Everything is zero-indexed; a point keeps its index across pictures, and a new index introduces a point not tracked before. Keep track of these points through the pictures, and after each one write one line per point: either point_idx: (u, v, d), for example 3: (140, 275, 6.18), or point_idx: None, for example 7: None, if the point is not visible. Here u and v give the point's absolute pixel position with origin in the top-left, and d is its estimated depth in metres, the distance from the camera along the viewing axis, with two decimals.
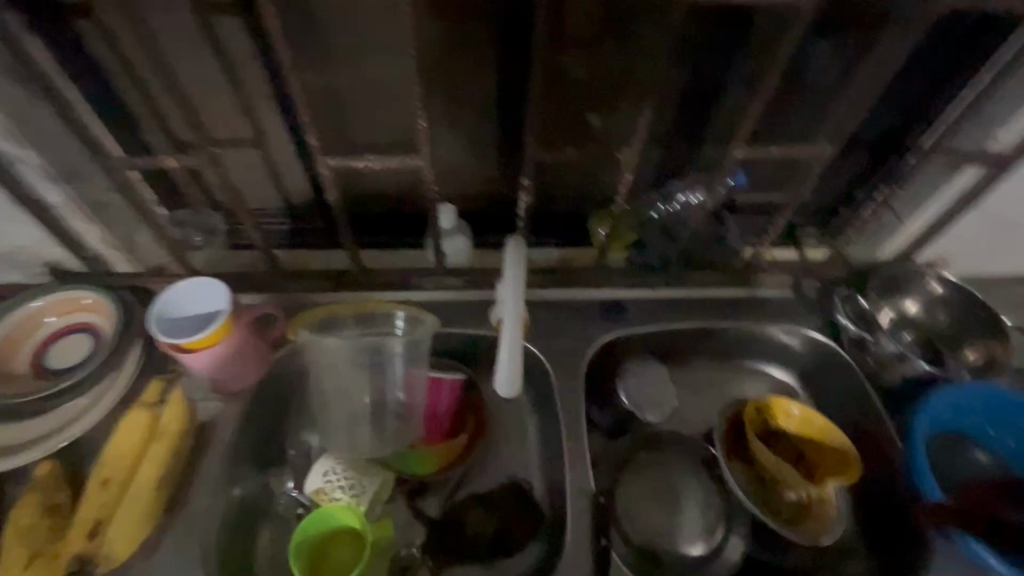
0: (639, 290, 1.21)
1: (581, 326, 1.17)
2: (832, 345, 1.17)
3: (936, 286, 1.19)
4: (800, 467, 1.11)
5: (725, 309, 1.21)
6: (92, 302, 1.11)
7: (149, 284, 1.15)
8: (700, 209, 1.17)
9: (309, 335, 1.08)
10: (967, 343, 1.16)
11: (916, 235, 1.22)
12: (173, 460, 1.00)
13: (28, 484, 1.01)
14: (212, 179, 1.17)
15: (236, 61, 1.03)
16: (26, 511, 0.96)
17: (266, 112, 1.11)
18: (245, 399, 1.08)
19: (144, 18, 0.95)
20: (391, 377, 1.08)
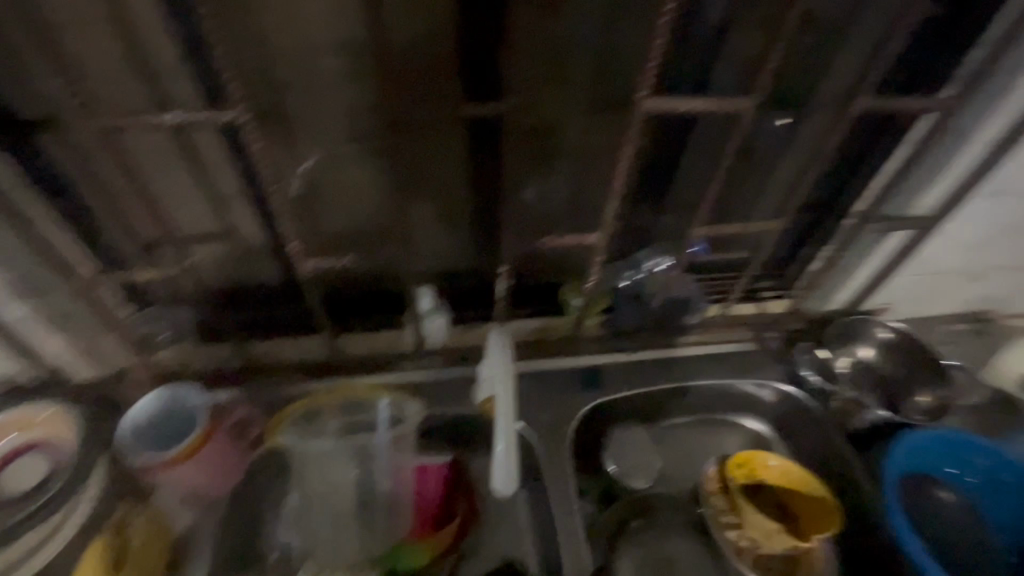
0: (615, 357, 1.12)
1: (563, 398, 1.07)
2: (800, 398, 1.08)
3: (882, 332, 1.10)
4: (786, 521, 0.98)
5: (696, 368, 1.12)
6: (48, 420, 0.93)
7: (122, 392, 1.03)
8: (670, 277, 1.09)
9: (293, 440, 0.99)
10: (917, 387, 1.07)
11: (863, 285, 1.14)
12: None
13: None
14: (183, 277, 1.03)
15: (207, 161, 0.90)
16: None
17: (236, 205, 0.96)
18: (224, 507, 0.98)
19: (97, 95, 0.82)
20: (379, 469, 1.00)
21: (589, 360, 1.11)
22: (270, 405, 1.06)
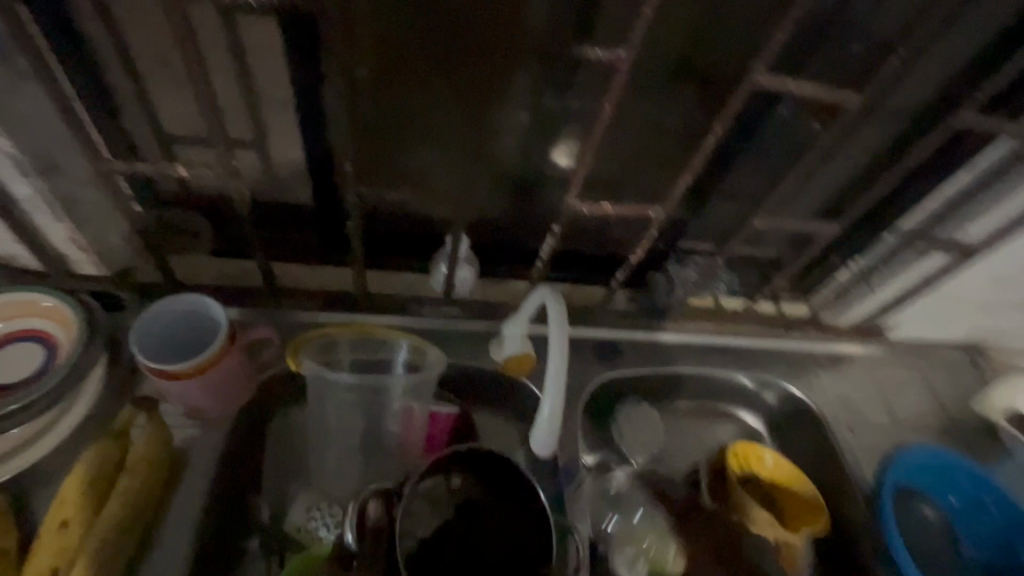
0: (825, 362, 1.01)
1: (786, 369, 0.99)
2: None
3: None
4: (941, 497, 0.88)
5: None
6: (47, 304, 0.70)
7: (235, 293, 0.80)
8: (924, 276, 0.89)
9: (493, 349, 0.82)
10: None
11: None
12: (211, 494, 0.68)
13: None
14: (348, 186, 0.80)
15: (397, 32, 0.66)
16: None
17: (425, 95, 0.72)
18: (345, 430, 0.76)
19: None
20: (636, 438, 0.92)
21: (799, 346, 1.00)
22: (432, 325, 0.85)
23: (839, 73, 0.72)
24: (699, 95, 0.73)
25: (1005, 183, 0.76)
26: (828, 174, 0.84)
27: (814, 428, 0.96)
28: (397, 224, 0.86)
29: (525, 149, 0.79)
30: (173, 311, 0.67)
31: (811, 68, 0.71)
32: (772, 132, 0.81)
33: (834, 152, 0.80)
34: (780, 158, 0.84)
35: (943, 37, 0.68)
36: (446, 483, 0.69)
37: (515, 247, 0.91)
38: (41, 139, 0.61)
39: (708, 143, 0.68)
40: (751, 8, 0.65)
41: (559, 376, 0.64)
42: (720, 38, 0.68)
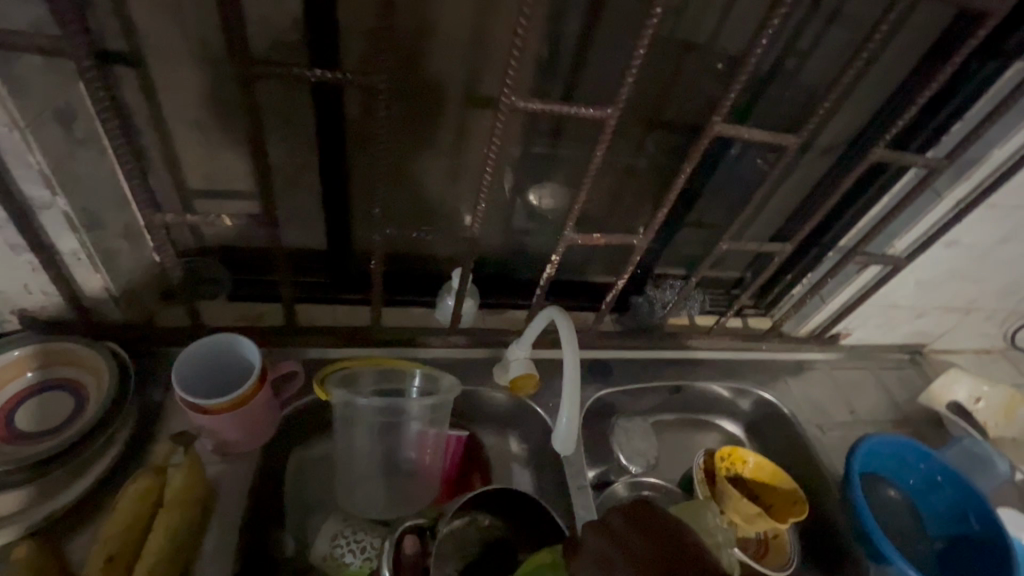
0: (790, 367, 1.13)
1: (758, 376, 1.10)
2: (989, 452, 1.03)
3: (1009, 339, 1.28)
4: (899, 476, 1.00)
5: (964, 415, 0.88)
6: (78, 354, 0.73)
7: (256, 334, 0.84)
8: (866, 287, 1.03)
9: (499, 372, 0.89)
10: None
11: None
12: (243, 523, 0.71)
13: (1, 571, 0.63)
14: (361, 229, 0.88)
15: (412, 100, 0.76)
16: None
17: (432, 150, 0.81)
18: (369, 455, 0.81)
19: None
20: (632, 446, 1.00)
21: (766, 354, 1.12)
22: (443, 352, 0.92)
23: (778, 120, 0.87)
24: (665, 140, 0.87)
25: (919, 205, 0.91)
26: (777, 202, 0.98)
27: (787, 428, 1.06)
28: (405, 263, 0.94)
29: (518, 189, 0.90)
30: (203, 352, 0.71)
31: (756, 118, 0.85)
32: (726, 170, 0.95)
33: (780, 184, 0.95)
34: (736, 190, 0.98)
35: (855, 91, 0.84)
36: (474, 522, 0.75)
37: (511, 278, 1.01)
38: (89, 198, 0.67)
39: (681, 176, 0.78)
40: (703, 72, 0.79)
41: (574, 382, 0.72)
42: (680, 94, 0.81)
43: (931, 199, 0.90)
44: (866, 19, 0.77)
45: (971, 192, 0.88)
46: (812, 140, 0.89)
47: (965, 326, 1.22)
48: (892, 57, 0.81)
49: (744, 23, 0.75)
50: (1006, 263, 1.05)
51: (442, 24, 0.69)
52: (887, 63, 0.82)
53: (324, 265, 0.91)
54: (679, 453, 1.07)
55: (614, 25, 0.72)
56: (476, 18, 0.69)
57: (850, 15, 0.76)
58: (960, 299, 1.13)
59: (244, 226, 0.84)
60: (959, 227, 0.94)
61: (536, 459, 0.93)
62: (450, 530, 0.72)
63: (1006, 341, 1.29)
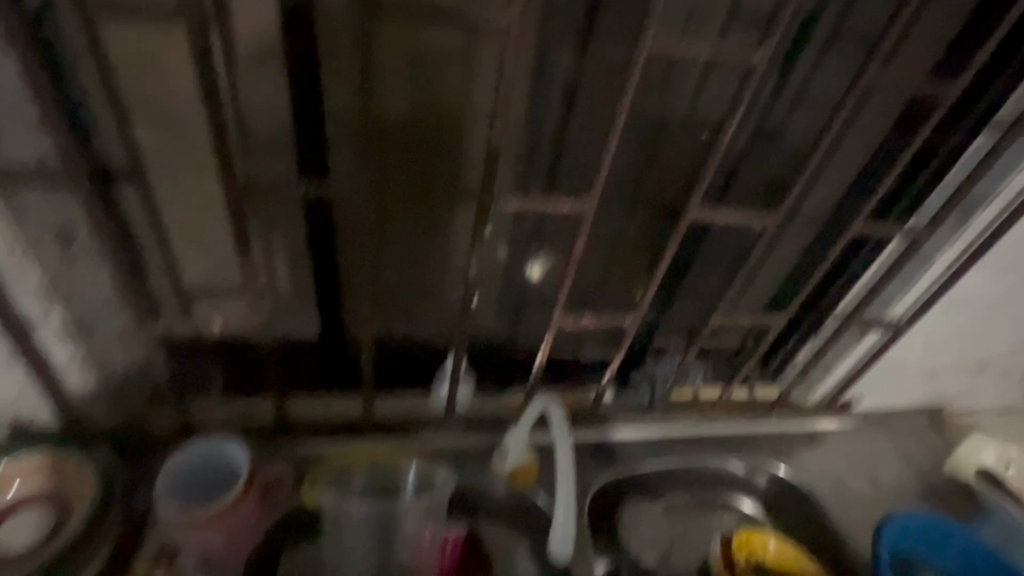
0: (803, 439, 1.09)
1: (770, 450, 1.05)
2: None
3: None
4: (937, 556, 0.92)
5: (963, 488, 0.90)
6: (67, 468, 0.73)
7: (248, 433, 0.83)
8: (871, 352, 1.00)
9: (496, 462, 0.86)
10: None
11: None
12: None
13: None
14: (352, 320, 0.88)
15: (399, 199, 0.79)
16: None
17: (421, 243, 0.84)
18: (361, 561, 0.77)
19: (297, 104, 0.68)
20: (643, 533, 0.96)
21: (777, 425, 1.08)
22: (438, 443, 0.89)
23: (757, 195, 0.88)
24: (650, 218, 0.88)
25: (909, 269, 0.91)
26: (767, 272, 0.98)
27: (807, 507, 1.00)
28: (398, 351, 0.94)
29: (507, 273, 0.91)
30: (193, 458, 0.70)
31: (736, 195, 0.87)
32: (713, 243, 0.95)
33: (767, 255, 0.96)
34: (725, 262, 0.99)
35: (829, 165, 0.87)
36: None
37: (507, 360, 1.00)
38: (82, 307, 0.68)
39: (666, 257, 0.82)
40: (677, 156, 0.82)
41: (568, 475, 0.69)
42: (659, 176, 0.84)
43: (921, 264, 0.90)
44: (829, 101, 0.80)
45: (960, 255, 0.88)
46: (793, 212, 0.90)
47: (980, 385, 1.18)
48: (861, 132, 0.84)
49: (711, 111, 0.79)
50: (1010, 321, 1.03)
51: (425, 131, 0.74)
52: (857, 137, 0.84)
53: (314, 357, 0.90)
54: (694, 540, 1.00)
55: (588, 121, 0.76)
56: (456, 123, 0.74)
57: (813, 98, 0.80)
58: (970, 358, 1.10)
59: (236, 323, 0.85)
60: (954, 288, 0.93)
61: (540, 556, 0.87)
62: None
63: None
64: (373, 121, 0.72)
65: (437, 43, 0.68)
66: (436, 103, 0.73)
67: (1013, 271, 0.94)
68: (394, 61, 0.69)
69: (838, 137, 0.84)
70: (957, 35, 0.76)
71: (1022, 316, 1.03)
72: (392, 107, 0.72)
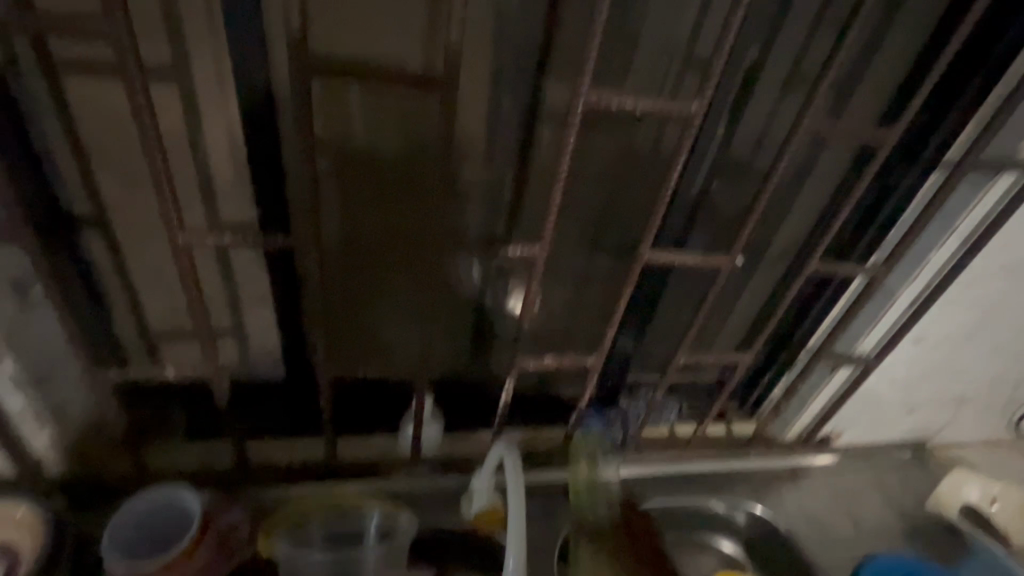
0: (782, 476, 1.07)
1: (747, 489, 1.03)
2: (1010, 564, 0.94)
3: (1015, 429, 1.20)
4: None
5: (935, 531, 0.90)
6: (17, 520, 0.70)
7: (210, 480, 0.82)
8: (844, 389, 0.99)
9: (463, 506, 0.85)
10: None
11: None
12: None
13: None
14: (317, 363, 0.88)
15: (361, 244, 0.80)
16: None
17: (383, 286, 0.84)
18: None
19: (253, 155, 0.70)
20: None
21: (755, 464, 1.06)
22: (404, 487, 0.88)
23: (719, 234, 0.89)
24: (614, 259, 0.89)
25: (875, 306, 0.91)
26: (736, 308, 0.98)
27: (786, 548, 0.98)
28: (366, 392, 0.93)
29: (476, 317, 0.90)
30: (146, 510, 0.70)
31: (698, 235, 0.88)
32: (681, 280, 0.96)
33: (734, 292, 0.96)
34: (693, 299, 0.99)
35: (788, 205, 0.88)
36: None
37: (477, 399, 0.99)
38: (37, 358, 0.68)
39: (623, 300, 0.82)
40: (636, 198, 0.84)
41: (518, 525, 0.67)
42: (621, 217, 0.85)
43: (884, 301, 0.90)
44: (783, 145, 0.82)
45: (922, 291, 0.88)
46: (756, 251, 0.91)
47: (963, 418, 1.16)
48: (818, 172, 0.85)
49: (666, 156, 0.80)
50: (985, 356, 1.02)
51: (402, 177, 0.76)
52: (814, 178, 0.86)
53: (281, 400, 0.90)
54: None
55: (546, 167, 0.78)
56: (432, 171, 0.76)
57: (767, 142, 0.82)
58: (949, 392, 1.09)
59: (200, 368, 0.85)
60: (921, 323, 0.93)
61: None
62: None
63: (1012, 431, 1.21)
64: (332, 168, 0.73)
65: (420, 95, 0.70)
66: (404, 150, 0.74)
67: (981, 307, 0.93)
68: (352, 112, 0.70)
69: (795, 178, 0.85)
70: (907, 76, 0.77)
71: (997, 350, 1.02)
72: (372, 153, 0.73)
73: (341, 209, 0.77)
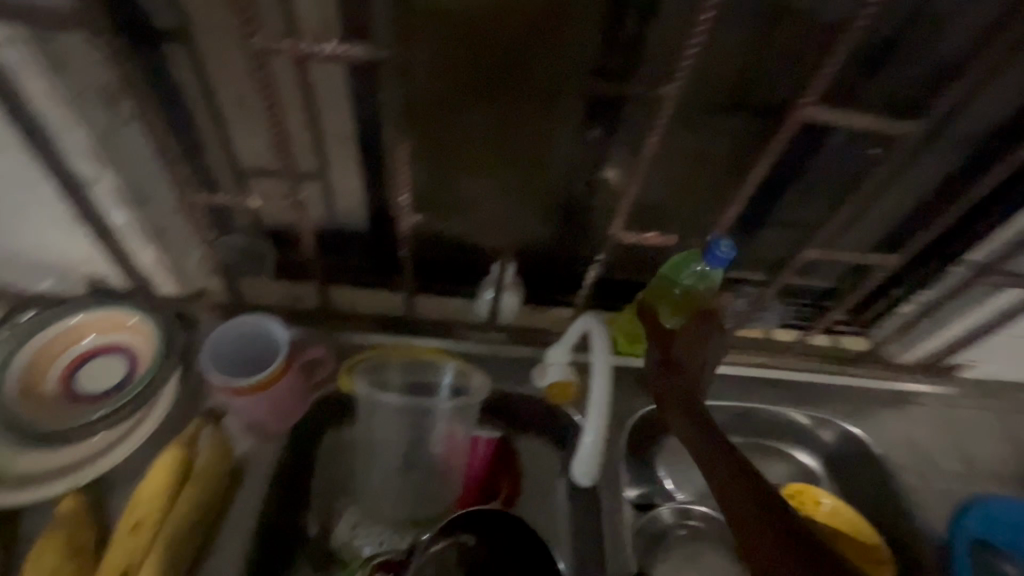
0: (888, 399, 0.95)
1: (844, 406, 0.94)
2: None
3: None
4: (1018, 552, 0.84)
5: None
6: (134, 327, 0.77)
7: (301, 315, 0.86)
8: (1001, 311, 0.83)
9: (535, 375, 0.83)
10: None
11: None
12: (261, 507, 0.71)
13: (43, 520, 0.67)
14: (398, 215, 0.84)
15: (453, 79, 0.70)
16: (49, 545, 0.61)
17: (474, 133, 0.76)
18: (393, 450, 0.79)
19: None
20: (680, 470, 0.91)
21: (859, 381, 0.95)
22: (479, 350, 0.87)
23: (895, 101, 0.70)
24: (748, 124, 0.74)
25: None
26: (888, 201, 0.81)
27: (878, 472, 0.90)
28: (447, 253, 0.90)
29: (569, 180, 0.82)
30: (241, 329, 0.73)
31: (865, 100, 0.70)
32: (822, 162, 0.79)
33: (894, 180, 0.77)
34: (832, 186, 0.82)
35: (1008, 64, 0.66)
36: (460, 546, 0.66)
37: (560, 275, 0.93)
38: (132, 171, 0.68)
39: (762, 165, 0.68)
40: (796, 41, 0.66)
41: (603, 404, 0.65)
42: (768, 70, 0.68)
43: None
44: None
45: None
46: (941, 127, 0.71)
47: None
48: None
49: None
50: None
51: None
52: None
53: (364, 250, 0.89)
54: None
55: None
56: None
57: None
58: None
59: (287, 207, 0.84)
60: None
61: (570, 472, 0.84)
62: (431, 557, 0.64)
63: None
64: None
65: None
66: None
67: None
68: None
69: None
70: None
71: None
72: None
73: (436, 32, 0.66)
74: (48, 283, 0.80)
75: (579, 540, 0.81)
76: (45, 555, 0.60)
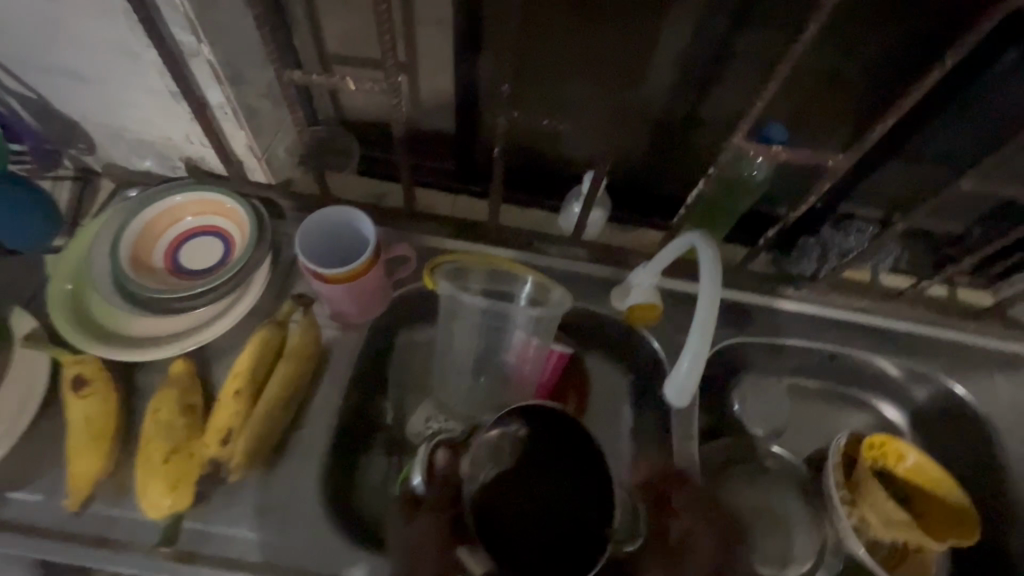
0: (1005, 360, 0.86)
1: (952, 362, 0.85)
2: None
3: None
4: None
5: None
6: (230, 211, 0.78)
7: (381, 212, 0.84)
8: None
9: (619, 295, 0.79)
10: None
11: None
12: (345, 390, 0.75)
13: (156, 380, 0.73)
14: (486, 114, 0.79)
15: None
16: (165, 401, 0.68)
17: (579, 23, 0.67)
18: (466, 353, 0.80)
19: None
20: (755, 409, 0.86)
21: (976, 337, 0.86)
22: (559, 264, 0.84)
23: None
24: (904, 23, 0.63)
25: None
26: None
27: (981, 435, 0.82)
28: (533, 160, 0.86)
29: (678, 86, 0.73)
30: (334, 217, 0.72)
31: None
32: (983, 87, 0.68)
33: None
34: (992, 107, 0.70)
35: None
36: (509, 435, 0.64)
37: (649, 193, 0.88)
38: (229, 47, 0.66)
39: (927, 77, 0.56)
40: None
41: (705, 320, 0.61)
42: None
43: None
44: None
45: None
46: None
47: None
48: None
49: None
50: None
51: None
52: None
53: (449, 151, 0.87)
54: (810, 429, 0.90)
55: None
56: None
57: None
58: None
59: (374, 99, 0.81)
60: None
61: (641, 395, 0.84)
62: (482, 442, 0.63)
63: None
64: None
65: None
66: None
67: None
68: None
69: None
70: None
71: None
72: None
73: None
74: (151, 163, 0.83)
75: (643, 460, 0.81)
76: (163, 409, 0.67)
